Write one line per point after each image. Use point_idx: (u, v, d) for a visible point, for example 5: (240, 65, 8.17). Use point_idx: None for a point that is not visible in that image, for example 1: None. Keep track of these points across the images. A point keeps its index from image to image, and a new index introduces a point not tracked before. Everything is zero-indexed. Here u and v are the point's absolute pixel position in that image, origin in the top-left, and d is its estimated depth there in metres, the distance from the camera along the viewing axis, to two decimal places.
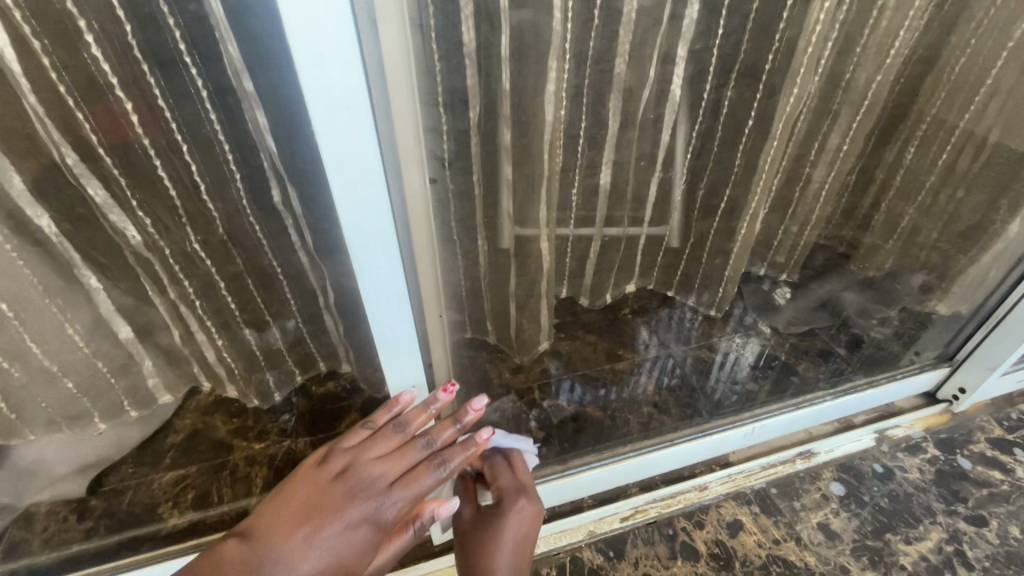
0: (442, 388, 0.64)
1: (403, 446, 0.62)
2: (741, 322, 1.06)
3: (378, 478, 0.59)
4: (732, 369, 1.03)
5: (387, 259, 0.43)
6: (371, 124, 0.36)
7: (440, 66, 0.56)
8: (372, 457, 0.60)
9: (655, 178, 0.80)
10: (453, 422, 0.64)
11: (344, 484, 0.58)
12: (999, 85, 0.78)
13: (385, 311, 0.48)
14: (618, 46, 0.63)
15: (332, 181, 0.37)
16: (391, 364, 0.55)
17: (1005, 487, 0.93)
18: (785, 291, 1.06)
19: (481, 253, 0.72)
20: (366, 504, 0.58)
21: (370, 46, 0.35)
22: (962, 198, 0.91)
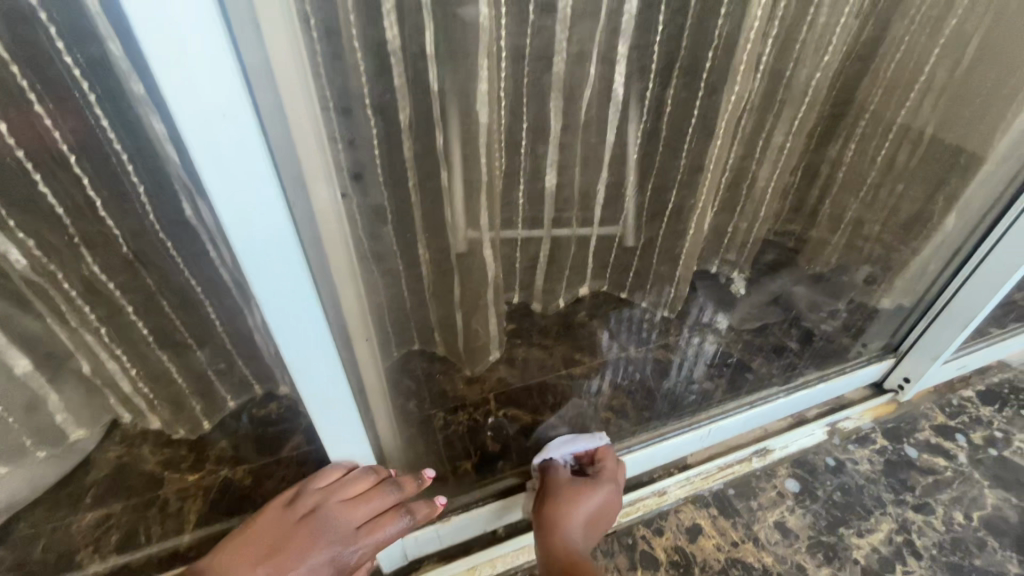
0: None
1: (372, 493, 0.63)
2: (698, 318, 1.06)
3: (342, 526, 0.61)
4: (688, 367, 1.03)
5: (294, 282, 0.39)
6: (258, 133, 0.31)
7: (364, 69, 0.51)
8: (340, 501, 0.61)
9: (601, 180, 0.78)
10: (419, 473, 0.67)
11: (309, 528, 0.60)
12: (931, 81, 0.81)
13: (297, 342, 0.43)
14: (554, 44, 0.60)
15: (217, 200, 0.33)
16: (311, 396, 0.50)
17: (948, 474, 0.96)
18: (741, 285, 1.07)
19: (422, 264, 0.69)
20: (329, 549, 0.60)
21: (250, 45, 0.31)
22: (900, 192, 0.93)
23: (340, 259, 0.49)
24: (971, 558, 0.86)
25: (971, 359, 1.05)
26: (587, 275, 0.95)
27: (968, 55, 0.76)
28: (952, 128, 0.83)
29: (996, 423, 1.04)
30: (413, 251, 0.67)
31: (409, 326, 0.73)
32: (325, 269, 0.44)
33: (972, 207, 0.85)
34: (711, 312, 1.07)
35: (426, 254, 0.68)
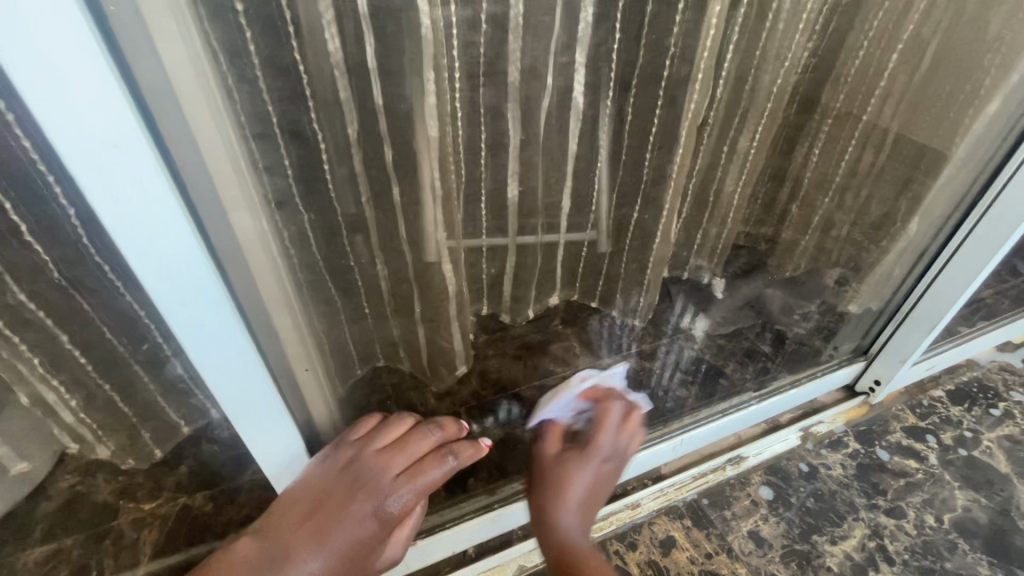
0: None
1: (408, 437, 0.65)
2: (676, 325, 1.04)
3: (383, 469, 0.60)
4: (666, 376, 0.99)
5: (205, 302, 0.39)
6: (151, 157, 0.31)
7: (308, 84, 0.50)
8: (376, 447, 0.63)
9: (566, 191, 0.76)
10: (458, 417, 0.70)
11: (350, 477, 0.60)
12: (892, 86, 0.81)
13: (217, 364, 0.44)
14: (508, 55, 0.58)
15: (113, 227, 0.33)
16: (236, 414, 0.51)
17: (920, 476, 0.97)
18: (720, 286, 1.05)
19: (380, 278, 0.67)
20: (372, 496, 0.59)
21: (140, 77, 0.31)
22: (867, 196, 0.93)
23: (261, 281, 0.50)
24: (942, 561, 0.87)
25: (940, 359, 1.06)
26: (557, 285, 0.92)
27: (925, 60, 0.77)
28: (915, 130, 0.84)
29: (966, 423, 1.05)
30: (370, 267, 0.66)
31: (373, 344, 0.77)
32: (243, 290, 0.45)
33: (933, 213, 0.87)
34: (689, 317, 1.05)
35: (383, 269, 0.67)
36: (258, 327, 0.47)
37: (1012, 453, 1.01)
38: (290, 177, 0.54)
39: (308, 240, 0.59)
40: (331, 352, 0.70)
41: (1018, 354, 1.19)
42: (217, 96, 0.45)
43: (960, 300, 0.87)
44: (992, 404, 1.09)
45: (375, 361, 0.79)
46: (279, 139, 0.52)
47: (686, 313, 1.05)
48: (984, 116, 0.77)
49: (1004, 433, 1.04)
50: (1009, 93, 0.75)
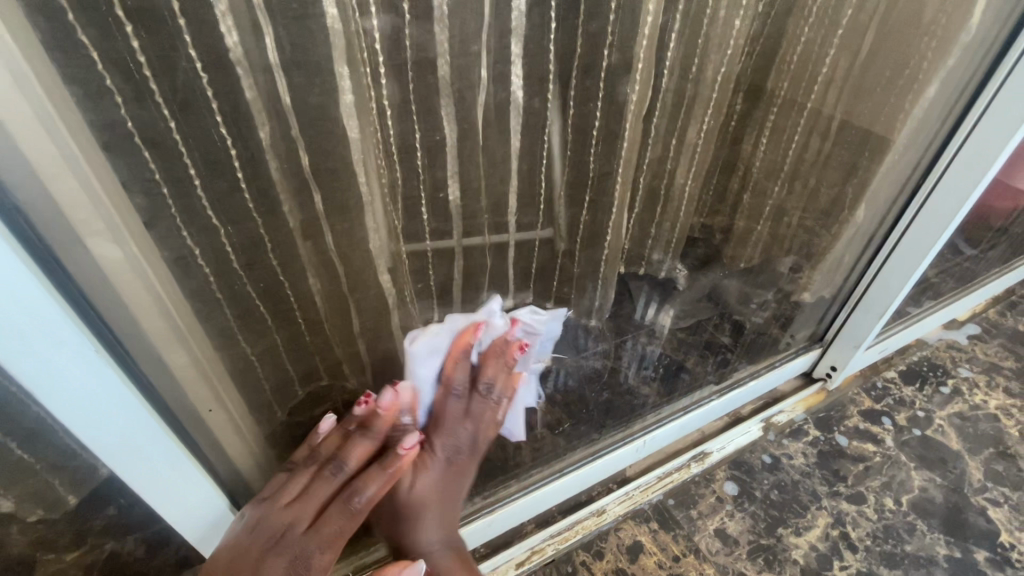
0: (355, 401, 0.68)
1: (314, 483, 0.66)
2: (642, 318, 0.96)
3: (291, 524, 0.64)
4: (629, 374, 0.97)
5: (33, 309, 0.39)
6: None
7: (206, 83, 0.44)
8: (282, 504, 0.65)
9: (512, 189, 0.70)
10: (366, 436, 0.67)
11: (258, 540, 0.63)
12: (834, 72, 0.78)
13: (75, 407, 0.46)
14: (435, 46, 0.53)
15: None
16: (120, 449, 0.51)
17: (877, 459, 1.00)
18: (681, 269, 0.94)
19: (313, 294, 0.62)
20: (283, 555, 0.63)
21: None
22: (815, 184, 0.91)
23: (130, 320, 0.49)
24: (903, 544, 0.89)
25: (892, 341, 1.10)
26: (508, 288, 0.80)
27: (864, 46, 0.76)
28: (858, 115, 0.83)
29: (919, 403, 1.08)
30: (301, 282, 0.60)
31: (313, 363, 0.69)
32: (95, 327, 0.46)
33: (878, 198, 0.91)
34: (653, 311, 0.97)
35: (316, 283, 0.61)
36: (122, 358, 0.49)
37: (963, 429, 1.04)
38: (199, 191, 0.49)
39: (225, 257, 0.53)
40: (260, 376, 0.65)
41: (963, 331, 1.23)
42: (68, 126, 0.41)
43: (920, 266, 0.93)
44: (942, 381, 1.12)
45: (317, 381, 0.71)
46: (179, 145, 0.46)
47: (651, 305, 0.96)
48: (924, 99, 0.80)
49: (954, 410, 1.07)
50: (944, 78, 0.78)
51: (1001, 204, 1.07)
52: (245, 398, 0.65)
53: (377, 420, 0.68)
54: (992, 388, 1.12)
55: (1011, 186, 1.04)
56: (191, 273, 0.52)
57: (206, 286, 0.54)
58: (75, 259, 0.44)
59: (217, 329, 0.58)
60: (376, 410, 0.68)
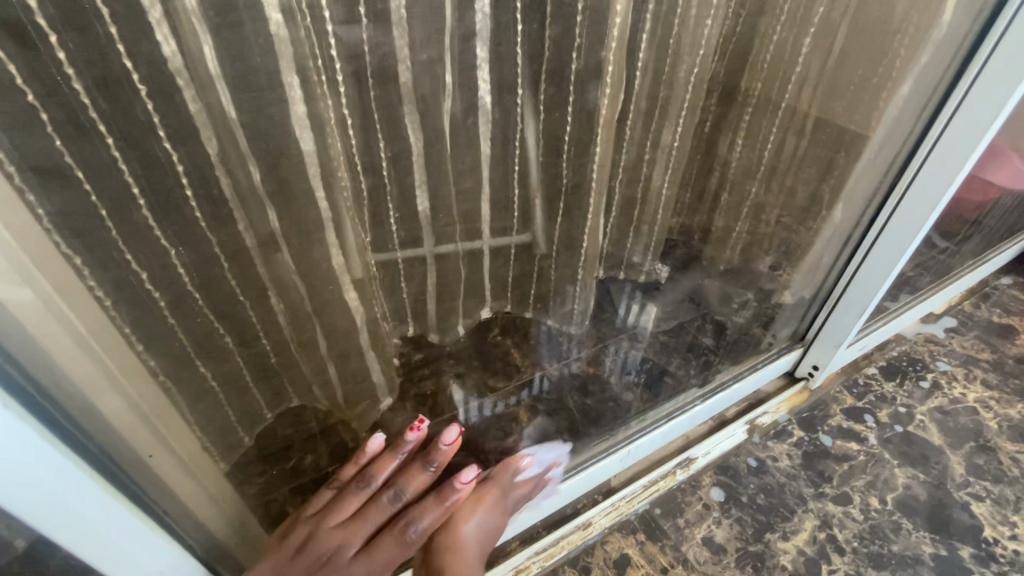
0: (411, 430, 0.71)
1: (368, 505, 0.70)
2: (625, 321, 0.98)
3: (341, 547, 0.67)
4: (614, 376, 1.00)
5: None
6: None
7: (145, 95, 0.41)
8: (334, 525, 0.68)
9: (484, 198, 0.67)
10: (423, 468, 0.72)
11: (306, 558, 0.66)
12: (808, 72, 0.79)
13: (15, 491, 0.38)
14: (395, 52, 0.51)
15: None
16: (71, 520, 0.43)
17: (862, 458, 0.99)
18: (663, 271, 0.94)
19: (278, 316, 0.59)
20: (331, 575, 0.66)
21: None
22: (792, 184, 0.92)
23: (51, 366, 0.41)
24: (889, 544, 0.89)
25: (872, 338, 1.11)
26: (485, 297, 0.79)
27: (835, 47, 0.77)
28: (833, 111, 0.83)
29: (900, 398, 1.09)
30: (263, 302, 0.57)
31: (281, 385, 0.66)
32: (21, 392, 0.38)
33: (855, 196, 0.89)
34: (636, 311, 0.98)
35: (279, 304, 0.58)
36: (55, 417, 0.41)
37: (943, 424, 1.05)
38: (144, 212, 0.45)
39: (175, 281, 0.50)
40: (224, 403, 0.61)
41: (939, 325, 1.24)
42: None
43: (897, 265, 0.89)
44: (921, 375, 1.13)
45: (287, 403, 0.69)
46: (119, 165, 0.43)
47: (633, 304, 0.97)
48: (898, 98, 0.78)
49: (934, 404, 1.08)
50: (919, 73, 0.76)
51: (972, 198, 1.08)
52: (206, 429, 0.61)
53: (435, 454, 0.73)
54: (970, 381, 1.13)
55: (981, 180, 1.06)
56: (137, 298, 0.49)
57: (157, 313, 0.51)
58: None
59: (171, 358, 0.54)
60: (437, 446, 0.73)
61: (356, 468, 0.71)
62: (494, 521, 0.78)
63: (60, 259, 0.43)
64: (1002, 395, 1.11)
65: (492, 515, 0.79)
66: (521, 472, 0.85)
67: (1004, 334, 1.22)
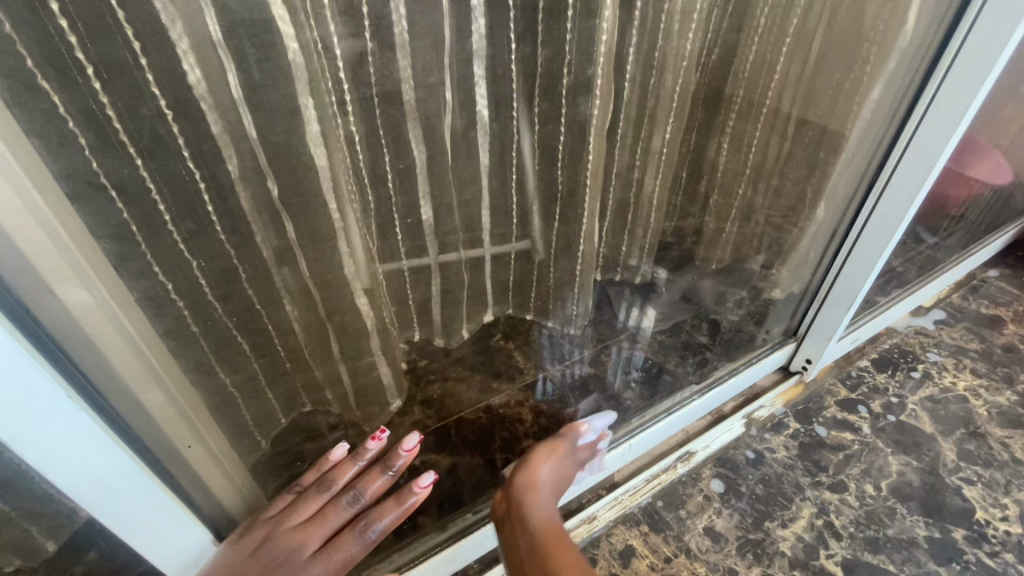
0: (371, 438, 0.75)
1: (328, 507, 0.71)
2: (625, 322, 1.04)
3: (298, 547, 0.67)
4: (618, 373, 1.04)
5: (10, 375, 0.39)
6: None
7: (172, 118, 0.45)
8: (292, 525, 0.69)
9: (484, 207, 0.71)
10: (382, 472, 0.74)
11: (263, 557, 0.66)
12: (787, 77, 0.83)
13: (58, 460, 0.45)
14: (398, 72, 0.55)
15: None
16: (92, 491, 0.49)
17: (856, 447, 1.02)
18: (662, 274, 1.01)
19: (293, 323, 0.62)
20: None
21: None
22: (779, 179, 0.95)
23: (115, 375, 0.48)
24: (885, 528, 0.92)
25: (862, 331, 1.14)
26: (487, 301, 0.83)
27: (812, 53, 0.81)
28: (814, 113, 0.87)
29: (892, 389, 1.12)
30: (279, 309, 0.60)
31: (296, 392, 0.70)
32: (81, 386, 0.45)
33: (836, 197, 0.92)
34: (636, 312, 1.04)
35: (293, 311, 0.61)
36: (95, 400, 0.47)
37: (935, 412, 1.08)
38: (170, 225, 0.49)
39: (196, 290, 0.53)
40: (242, 407, 0.64)
41: (929, 317, 1.27)
42: (26, 169, 0.40)
43: (881, 260, 0.92)
44: (913, 366, 1.16)
45: (302, 408, 0.72)
46: (148, 182, 0.46)
47: (633, 308, 1.03)
48: (869, 102, 0.82)
49: (925, 393, 1.11)
50: (887, 79, 0.79)
51: (955, 193, 1.12)
52: (228, 429, 0.64)
53: (394, 459, 0.75)
54: (960, 370, 1.16)
55: (962, 176, 1.10)
56: (162, 304, 0.52)
57: (181, 321, 0.54)
58: (44, 306, 0.42)
59: (199, 361, 0.57)
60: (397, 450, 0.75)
61: (316, 474, 0.73)
62: (564, 473, 0.84)
63: (106, 265, 0.47)
64: (990, 383, 1.14)
65: (568, 463, 0.85)
66: (582, 437, 0.88)
67: (993, 325, 1.26)
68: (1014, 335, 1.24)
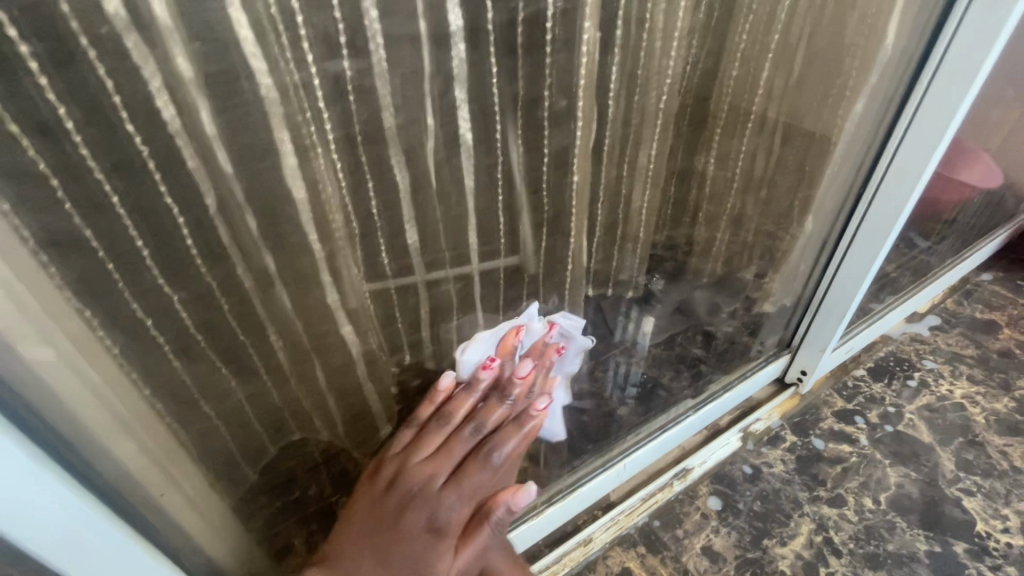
0: (481, 368, 0.74)
1: (450, 440, 0.72)
2: (624, 336, 0.96)
3: (431, 476, 0.69)
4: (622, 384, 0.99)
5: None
6: None
7: (148, 155, 0.44)
8: (422, 457, 0.70)
9: (471, 229, 0.70)
10: (500, 401, 0.74)
11: (398, 490, 0.68)
12: (771, 94, 0.83)
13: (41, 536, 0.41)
14: (378, 101, 0.54)
15: None
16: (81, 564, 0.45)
17: (854, 460, 1.01)
18: (658, 281, 0.96)
19: (278, 351, 0.61)
20: (424, 507, 0.67)
21: None
22: (769, 193, 0.94)
23: (77, 424, 0.47)
24: (885, 544, 0.90)
25: (857, 340, 1.13)
26: (478, 321, 0.79)
27: (796, 65, 0.81)
28: (803, 118, 0.86)
29: (889, 398, 1.11)
30: (264, 338, 0.59)
31: (284, 418, 0.68)
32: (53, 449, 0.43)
33: (823, 210, 0.95)
34: (633, 324, 0.97)
35: (278, 341, 0.60)
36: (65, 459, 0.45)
37: (932, 421, 1.07)
38: (148, 261, 0.48)
39: (176, 324, 0.52)
40: (228, 438, 0.63)
41: (924, 323, 1.27)
42: None
43: (874, 262, 0.94)
44: (909, 375, 1.15)
45: (290, 437, 0.70)
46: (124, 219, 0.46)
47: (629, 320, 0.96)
48: (854, 113, 0.84)
49: (922, 402, 1.10)
50: (870, 93, 0.82)
51: (947, 197, 1.12)
52: (214, 461, 0.63)
53: (510, 386, 0.75)
54: (956, 377, 1.15)
55: (953, 180, 1.10)
56: (142, 340, 0.51)
57: (162, 357, 0.53)
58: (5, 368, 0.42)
59: (179, 397, 0.56)
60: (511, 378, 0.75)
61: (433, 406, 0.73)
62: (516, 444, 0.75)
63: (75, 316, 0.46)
64: (988, 390, 1.13)
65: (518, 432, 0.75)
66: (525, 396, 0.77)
67: (988, 330, 1.25)
68: (1010, 339, 1.23)
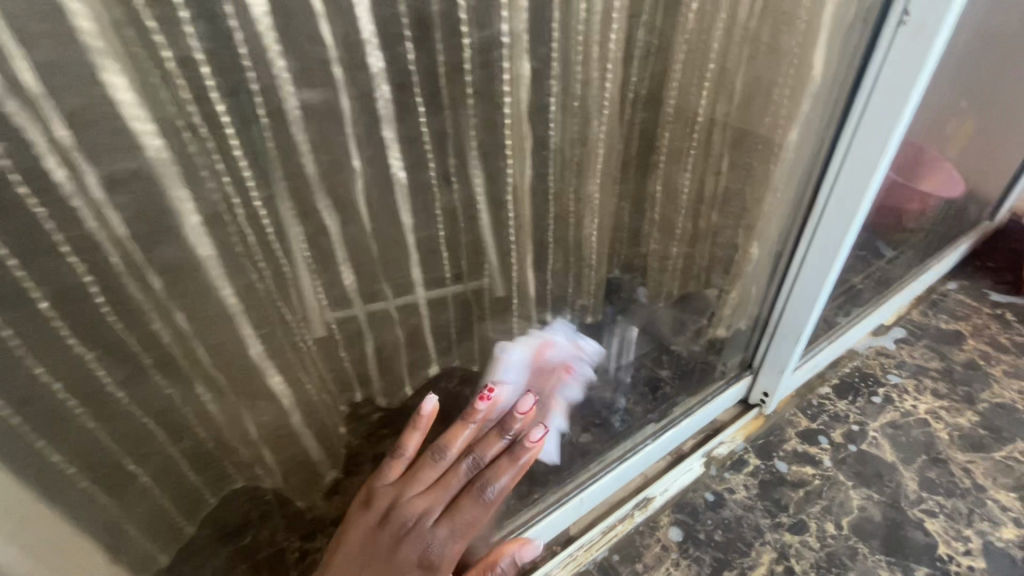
0: (481, 398, 0.76)
1: (447, 473, 0.72)
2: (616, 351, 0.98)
3: (424, 507, 0.70)
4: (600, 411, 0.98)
5: None
6: None
7: (44, 214, 0.43)
8: (417, 490, 0.70)
9: (411, 268, 0.69)
10: (499, 436, 0.77)
11: (393, 521, 0.68)
12: (715, 113, 0.83)
13: None
14: (297, 147, 0.53)
15: None
16: None
17: (817, 482, 1.01)
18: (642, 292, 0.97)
19: (210, 404, 0.58)
20: (418, 536, 0.69)
21: None
22: (717, 221, 0.96)
23: None
24: (846, 571, 0.90)
25: (818, 358, 1.13)
26: (430, 355, 0.77)
27: (737, 87, 0.81)
28: (755, 126, 0.86)
29: (854, 416, 1.10)
30: (192, 392, 0.57)
31: (222, 467, 0.64)
32: None
33: (768, 235, 0.96)
34: (618, 341, 0.98)
35: (207, 394, 0.58)
36: None
37: (896, 439, 1.07)
38: (53, 321, 0.46)
39: (92, 382, 0.50)
40: (161, 494, 0.60)
41: (890, 336, 1.26)
42: None
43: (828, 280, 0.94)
44: (874, 391, 1.15)
45: (231, 486, 0.67)
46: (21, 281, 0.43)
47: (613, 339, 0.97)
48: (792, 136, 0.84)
49: (886, 419, 1.10)
50: (802, 123, 0.85)
51: (909, 207, 1.12)
52: (146, 519, 0.60)
53: (511, 421, 0.78)
54: (920, 392, 1.15)
55: (914, 189, 1.10)
56: (52, 402, 0.48)
57: (78, 419, 0.50)
58: None
59: (102, 458, 0.53)
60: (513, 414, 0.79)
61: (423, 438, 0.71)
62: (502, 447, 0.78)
63: None
64: (952, 405, 1.13)
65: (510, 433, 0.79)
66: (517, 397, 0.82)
67: (953, 341, 1.25)
68: (974, 350, 1.24)
